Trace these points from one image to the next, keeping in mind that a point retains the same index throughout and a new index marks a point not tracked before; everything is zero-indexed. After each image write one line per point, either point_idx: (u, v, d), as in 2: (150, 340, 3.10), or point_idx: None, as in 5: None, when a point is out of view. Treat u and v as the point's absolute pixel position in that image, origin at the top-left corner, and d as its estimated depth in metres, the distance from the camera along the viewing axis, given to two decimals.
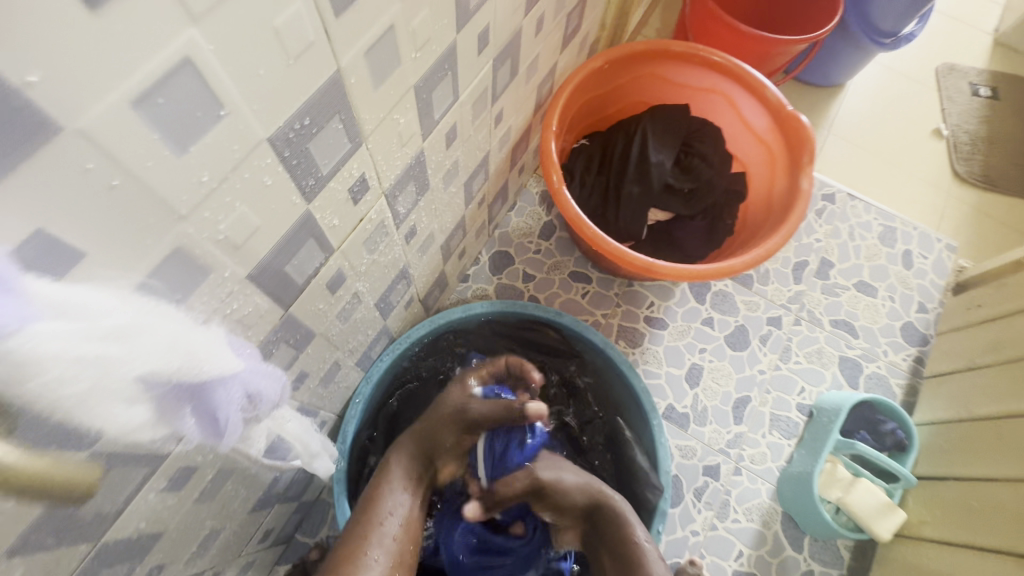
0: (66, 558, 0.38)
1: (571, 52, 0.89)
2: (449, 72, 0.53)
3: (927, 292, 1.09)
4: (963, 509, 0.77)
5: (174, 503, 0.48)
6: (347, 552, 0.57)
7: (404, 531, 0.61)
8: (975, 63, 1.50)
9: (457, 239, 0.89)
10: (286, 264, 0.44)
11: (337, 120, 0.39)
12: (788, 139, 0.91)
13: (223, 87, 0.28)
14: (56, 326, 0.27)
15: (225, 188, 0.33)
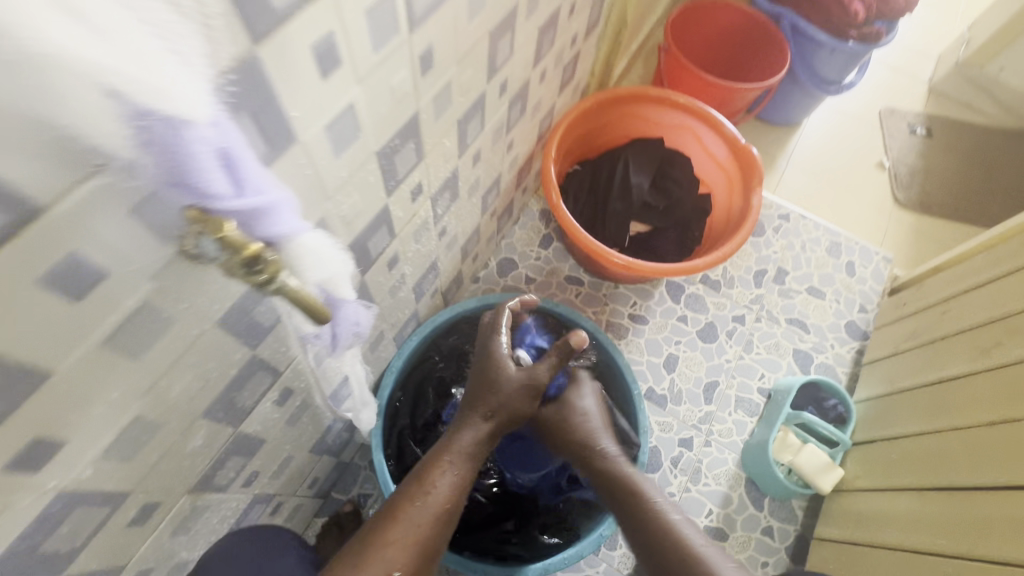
0: (222, 434, 0.55)
1: (567, 95, 1.11)
2: (479, 111, 0.73)
3: (867, 296, 1.29)
4: (885, 461, 0.97)
5: (276, 417, 0.64)
6: (395, 512, 0.60)
7: (445, 508, 0.62)
8: (913, 106, 1.75)
9: (473, 243, 1.08)
10: (368, 241, 0.63)
11: (411, 142, 0.59)
12: (742, 165, 1.12)
13: (363, 120, 0.48)
14: (312, 236, 0.38)
15: (351, 181, 0.52)
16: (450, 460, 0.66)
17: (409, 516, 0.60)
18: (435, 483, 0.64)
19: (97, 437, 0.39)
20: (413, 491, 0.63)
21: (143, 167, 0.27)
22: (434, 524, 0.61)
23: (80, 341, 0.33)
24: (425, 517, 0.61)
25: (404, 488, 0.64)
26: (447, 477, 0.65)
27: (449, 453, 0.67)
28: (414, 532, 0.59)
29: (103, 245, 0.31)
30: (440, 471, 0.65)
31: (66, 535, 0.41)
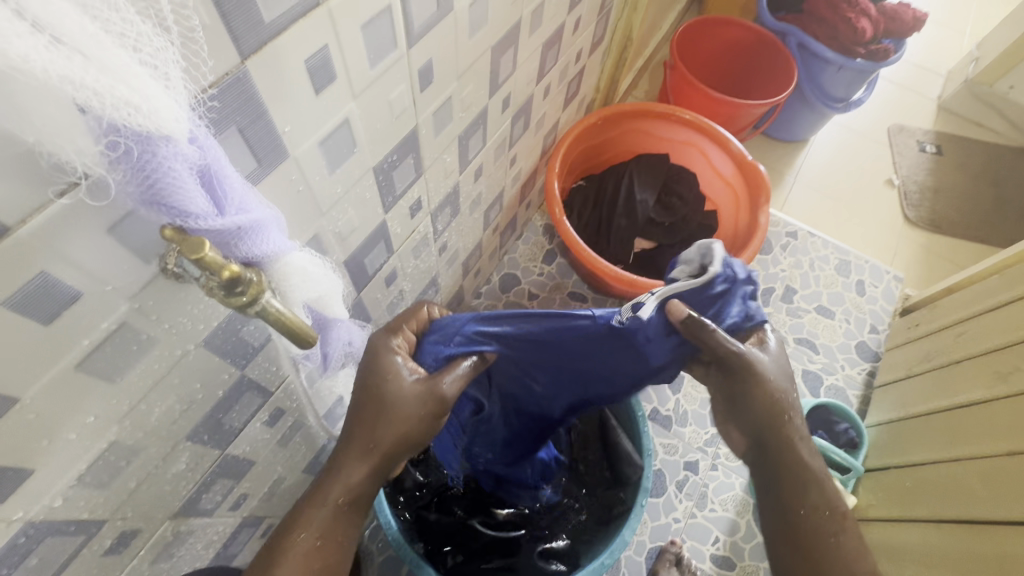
0: (207, 456, 0.53)
1: (571, 110, 1.11)
2: (481, 126, 0.72)
3: (878, 316, 1.26)
4: (902, 489, 0.94)
5: (265, 438, 0.62)
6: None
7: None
8: (923, 124, 1.73)
9: (475, 258, 1.06)
10: (364, 258, 0.61)
11: (410, 158, 0.58)
12: (749, 183, 1.10)
13: (359, 136, 0.47)
14: (299, 255, 0.37)
15: (346, 197, 0.51)
16: (310, 526, 0.50)
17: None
18: (294, 555, 0.48)
19: (70, 465, 0.37)
20: (263, 568, 0.48)
21: (116, 185, 0.26)
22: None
23: (51, 365, 0.31)
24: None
25: (259, 561, 0.49)
26: (307, 543, 0.49)
27: (313, 511, 0.50)
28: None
29: (77, 265, 0.29)
30: (297, 538, 0.49)
31: (34, 566, 0.39)
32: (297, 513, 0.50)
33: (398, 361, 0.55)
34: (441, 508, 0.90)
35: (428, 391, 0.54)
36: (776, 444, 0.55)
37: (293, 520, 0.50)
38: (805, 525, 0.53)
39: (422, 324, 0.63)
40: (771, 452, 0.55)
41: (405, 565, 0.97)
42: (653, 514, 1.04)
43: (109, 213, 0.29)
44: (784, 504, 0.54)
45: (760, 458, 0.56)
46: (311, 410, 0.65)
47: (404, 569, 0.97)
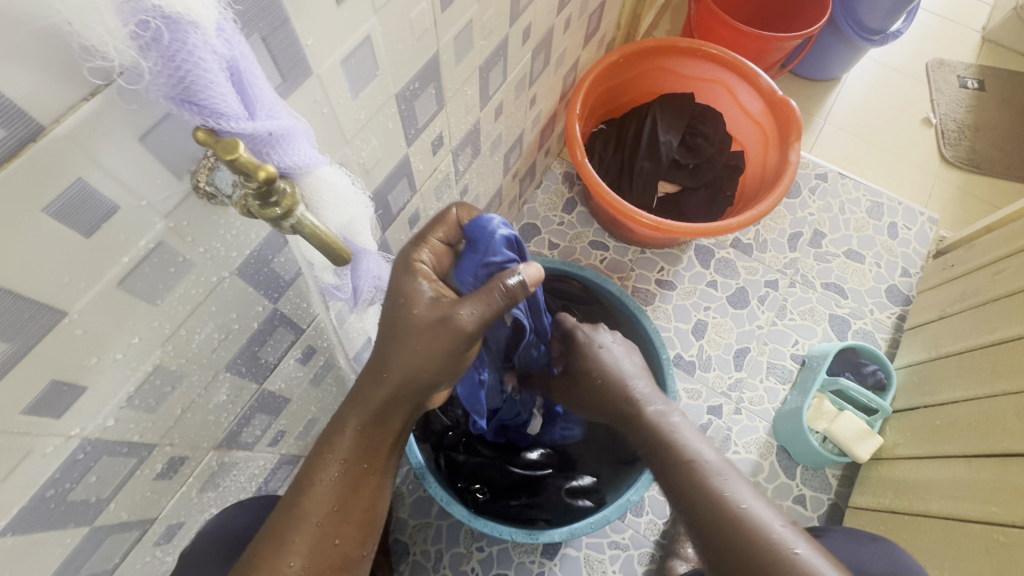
0: (246, 390, 0.53)
1: (591, 48, 1.06)
2: (502, 58, 0.69)
3: (910, 259, 1.22)
4: (932, 427, 0.93)
5: (300, 376, 0.63)
6: (274, 530, 0.50)
7: (335, 515, 0.51)
8: (965, 58, 1.62)
9: (494, 206, 1.04)
10: (388, 194, 0.61)
11: (432, 88, 0.56)
12: (779, 120, 1.05)
13: (382, 57, 0.45)
14: (330, 171, 0.36)
15: (369, 126, 0.49)
16: (335, 454, 0.51)
17: (287, 532, 0.49)
18: (322, 484, 0.51)
19: (118, 386, 0.38)
20: (292, 502, 0.51)
21: (145, 77, 0.25)
22: (319, 545, 0.50)
23: (94, 281, 0.32)
24: (314, 532, 0.50)
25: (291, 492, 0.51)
26: (336, 474, 0.51)
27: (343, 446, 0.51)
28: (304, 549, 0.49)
29: (112, 176, 0.29)
30: (324, 469, 0.51)
31: (93, 485, 0.41)
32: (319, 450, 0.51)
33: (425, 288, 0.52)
34: (469, 450, 0.92)
35: (447, 321, 0.49)
36: (649, 430, 0.67)
37: (320, 457, 0.51)
38: (693, 491, 0.60)
39: (452, 229, 0.59)
40: (650, 444, 0.67)
41: (436, 505, 1.01)
42: None
43: (141, 119, 0.28)
44: (674, 484, 0.62)
45: (649, 453, 0.67)
46: (342, 349, 0.65)
47: (435, 508, 1.01)
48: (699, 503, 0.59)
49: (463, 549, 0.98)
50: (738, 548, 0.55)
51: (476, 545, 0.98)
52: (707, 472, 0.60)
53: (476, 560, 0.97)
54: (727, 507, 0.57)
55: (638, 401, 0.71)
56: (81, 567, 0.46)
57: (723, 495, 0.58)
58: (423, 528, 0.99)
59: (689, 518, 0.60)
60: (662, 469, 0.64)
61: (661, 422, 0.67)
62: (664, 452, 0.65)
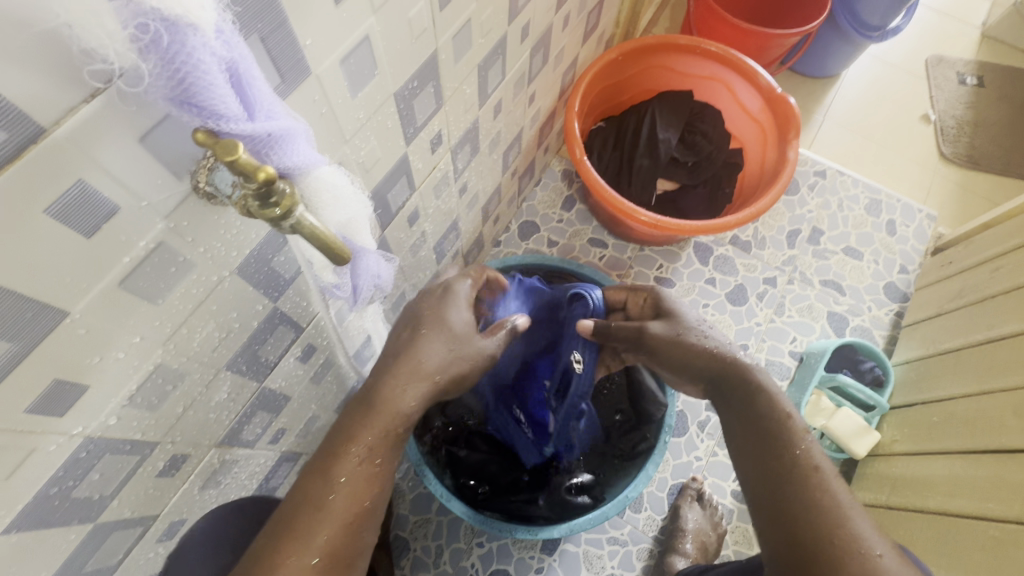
0: (246, 388, 0.54)
1: (590, 45, 1.05)
2: (501, 56, 0.69)
3: (908, 256, 1.22)
4: (929, 424, 0.94)
5: (300, 374, 0.63)
6: (291, 525, 0.48)
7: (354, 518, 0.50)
8: (964, 55, 1.62)
9: (494, 203, 1.04)
10: (387, 193, 0.61)
11: (430, 87, 0.56)
12: (778, 118, 1.06)
13: (380, 57, 0.46)
14: (329, 171, 0.36)
15: (367, 126, 0.50)
16: (356, 448, 0.52)
17: (310, 527, 0.48)
18: (344, 478, 0.50)
19: (121, 385, 0.38)
20: (315, 495, 0.49)
21: (144, 79, 0.25)
22: (337, 542, 0.49)
23: (96, 281, 0.32)
24: (335, 530, 0.49)
25: (307, 486, 0.50)
26: (360, 469, 0.51)
27: (365, 434, 0.52)
28: (324, 546, 0.48)
29: (112, 176, 0.29)
30: (346, 462, 0.51)
31: (96, 482, 0.42)
32: (342, 444, 0.51)
33: (463, 314, 0.63)
34: (469, 445, 0.93)
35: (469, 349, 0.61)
36: (760, 403, 0.61)
37: (338, 450, 0.51)
38: (798, 475, 0.54)
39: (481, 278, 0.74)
40: (758, 414, 0.60)
41: (436, 501, 1.01)
42: (674, 453, 1.06)
43: (141, 120, 0.29)
44: (774, 461, 0.56)
45: (751, 424, 0.60)
46: (342, 347, 0.65)
47: (435, 504, 1.01)
48: (800, 490, 0.52)
49: (463, 544, 0.98)
50: (833, 551, 0.48)
51: (476, 541, 0.99)
52: (820, 464, 0.54)
53: (476, 556, 0.98)
54: (829, 496, 0.51)
55: (751, 371, 0.64)
56: (85, 563, 0.46)
57: (833, 492, 0.52)
58: (423, 524, 1.00)
59: (778, 501, 0.53)
60: (764, 442, 0.58)
61: (779, 400, 0.61)
62: (776, 428, 0.58)
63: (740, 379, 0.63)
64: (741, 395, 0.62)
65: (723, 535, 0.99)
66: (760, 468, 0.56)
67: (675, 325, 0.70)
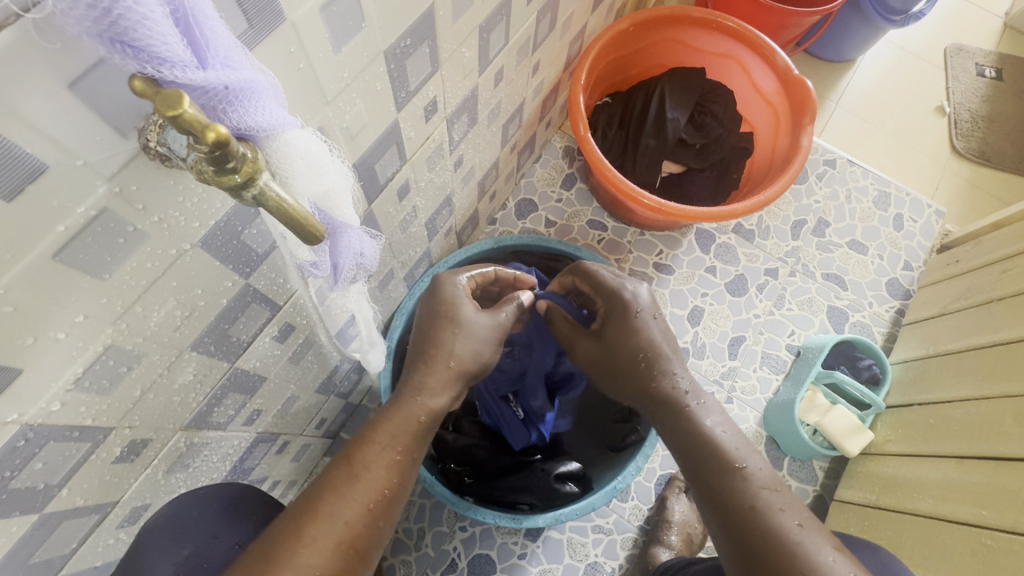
0: (216, 369, 0.50)
1: (601, 14, 0.98)
2: (505, 17, 0.63)
3: (914, 252, 1.19)
4: (925, 426, 0.92)
5: (277, 355, 0.59)
6: (316, 508, 0.46)
7: (382, 499, 0.49)
8: (985, 45, 1.56)
9: (491, 179, 0.99)
10: (375, 163, 0.56)
11: (426, 46, 0.51)
12: (793, 102, 1.00)
13: (367, 6, 0.40)
14: (301, 134, 0.32)
15: (353, 87, 0.44)
16: (383, 439, 0.52)
17: (335, 508, 0.46)
18: (375, 467, 0.50)
19: (63, 366, 0.34)
20: (341, 480, 0.48)
21: (60, 10, 0.20)
22: (357, 528, 0.47)
23: (25, 248, 0.27)
24: (359, 512, 0.47)
25: (332, 471, 0.49)
26: (386, 458, 0.51)
27: (391, 426, 0.53)
28: (347, 529, 0.46)
29: (36, 130, 0.25)
30: (376, 451, 0.51)
31: (40, 471, 0.38)
32: (372, 431, 0.52)
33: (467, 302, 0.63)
34: (458, 429, 0.91)
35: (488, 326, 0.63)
36: (693, 443, 0.59)
37: (367, 441, 0.52)
38: (741, 521, 0.52)
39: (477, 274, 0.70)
40: (693, 460, 0.58)
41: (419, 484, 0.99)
42: (665, 443, 1.04)
43: (68, 63, 0.24)
44: (719, 511, 0.54)
45: (690, 472, 0.58)
46: (323, 327, 0.61)
47: (418, 487, 0.99)
48: (747, 538, 0.51)
49: (445, 528, 0.97)
50: None
51: (459, 525, 0.97)
52: (758, 499, 0.53)
53: (458, 540, 0.96)
54: (779, 538, 0.49)
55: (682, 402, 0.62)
56: (32, 554, 0.43)
57: (779, 527, 0.50)
58: (405, 506, 0.98)
59: (735, 552, 0.51)
60: (703, 490, 0.56)
61: (710, 434, 0.58)
62: (711, 471, 0.56)
63: (675, 415, 0.62)
64: (677, 437, 0.61)
65: (708, 528, 0.98)
66: (709, 519, 0.55)
67: (617, 348, 0.67)
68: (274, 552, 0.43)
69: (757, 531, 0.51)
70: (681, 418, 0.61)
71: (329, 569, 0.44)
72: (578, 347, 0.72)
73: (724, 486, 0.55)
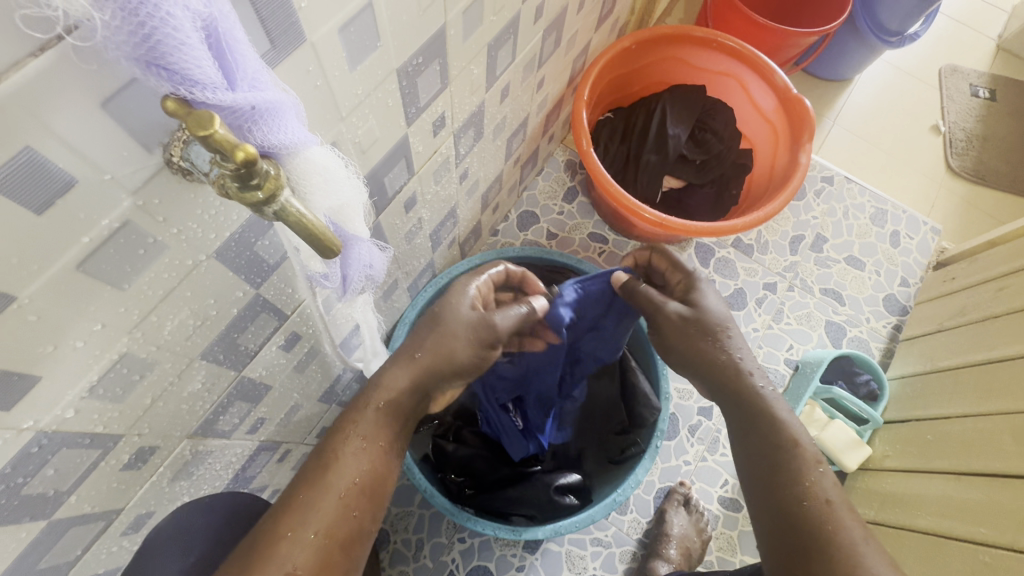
0: (224, 377, 0.50)
1: (604, 32, 1.00)
2: (512, 36, 0.65)
3: (910, 269, 1.20)
4: (923, 441, 0.93)
5: (283, 363, 0.60)
6: (291, 501, 0.47)
7: (356, 488, 0.49)
8: (978, 67, 1.59)
9: (494, 191, 1.00)
10: (384, 176, 0.57)
11: (437, 65, 0.52)
12: (792, 120, 1.02)
13: (382, 28, 0.41)
14: (321, 152, 0.33)
15: (366, 104, 0.46)
16: (355, 430, 0.52)
17: (308, 501, 0.46)
18: (345, 457, 0.50)
19: (79, 375, 0.35)
20: (313, 473, 0.49)
21: (103, 36, 0.22)
22: (335, 517, 0.47)
23: (51, 259, 0.28)
24: (332, 502, 0.47)
25: (306, 467, 0.50)
26: (355, 445, 0.51)
27: (359, 417, 0.53)
28: (324, 520, 0.46)
29: (68, 146, 0.25)
30: (347, 440, 0.51)
31: (51, 477, 0.38)
32: (341, 424, 0.53)
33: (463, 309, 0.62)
34: (457, 439, 0.91)
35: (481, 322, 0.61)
36: (771, 432, 0.58)
37: (339, 434, 0.52)
38: (808, 513, 0.52)
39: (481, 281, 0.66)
40: (767, 446, 0.57)
41: (418, 494, 0.99)
42: (664, 456, 1.04)
43: (103, 83, 0.25)
44: (777, 501, 0.54)
45: (752, 458, 0.58)
46: (329, 337, 0.61)
47: (417, 497, 0.99)
48: (812, 529, 0.51)
49: (444, 539, 0.97)
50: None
51: (458, 536, 0.97)
52: (829, 497, 0.53)
53: (457, 551, 0.96)
54: (845, 537, 0.50)
55: (763, 392, 0.61)
56: (39, 561, 0.43)
57: (843, 527, 0.50)
58: (404, 517, 0.98)
59: (797, 541, 0.51)
60: (770, 476, 0.56)
61: (788, 428, 0.58)
62: (783, 462, 0.56)
63: (756, 401, 0.60)
64: (751, 421, 0.60)
65: (707, 541, 0.98)
66: (769, 503, 0.55)
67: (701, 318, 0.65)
68: (254, 550, 0.44)
69: (827, 527, 0.51)
70: (760, 404, 0.60)
71: (309, 562, 0.44)
72: (665, 314, 0.66)
73: (795, 477, 0.54)
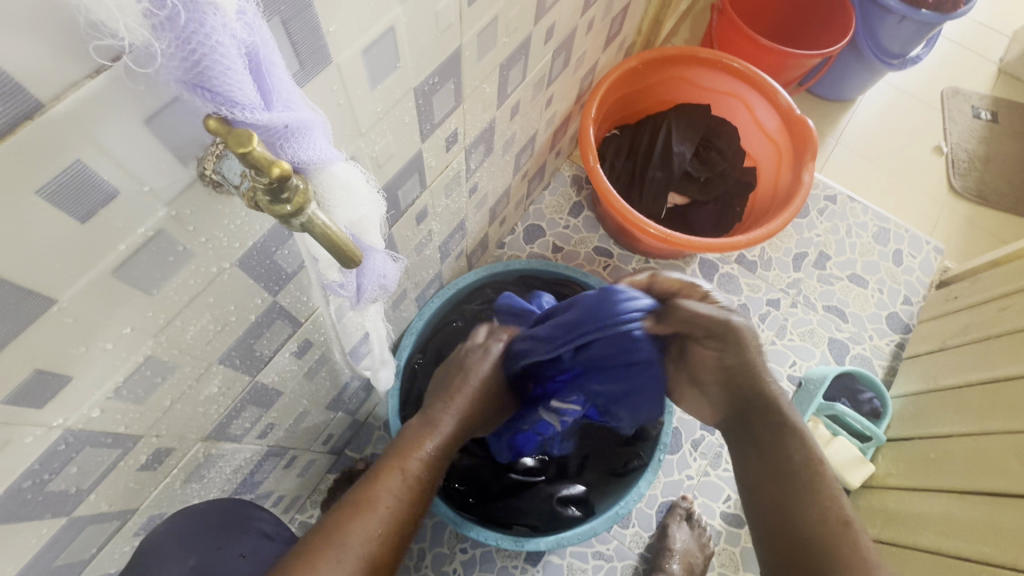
0: (239, 382, 0.52)
1: (611, 52, 1.03)
2: (524, 57, 0.67)
3: (913, 287, 1.21)
4: (927, 461, 0.93)
5: (294, 369, 0.61)
6: (368, 495, 0.52)
7: (418, 497, 0.55)
8: (980, 89, 1.61)
9: (502, 205, 1.02)
10: (398, 189, 0.59)
11: (451, 84, 0.55)
12: (796, 140, 1.04)
13: (402, 49, 0.43)
14: (344, 167, 0.34)
15: (384, 121, 0.48)
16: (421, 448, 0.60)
17: (391, 494, 0.53)
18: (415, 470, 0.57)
19: (106, 377, 0.36)
20: (390, 475, 0.55)
21: (156, 59, 0.23)
22: (395, 522, 0.51)
23: (90, 264, 0.30)
24: (404, 501, 0.53)
25: (380, 467, 0.56)
26: (421, 465, 0.58)
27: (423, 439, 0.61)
28: (399, 511, 0.52)
29: (113, 159, 0.27)
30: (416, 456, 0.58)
31: (74, 475, 0.40)
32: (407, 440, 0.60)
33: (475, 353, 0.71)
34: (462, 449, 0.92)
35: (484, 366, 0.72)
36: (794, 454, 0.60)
37: (407, 451, 0.58)
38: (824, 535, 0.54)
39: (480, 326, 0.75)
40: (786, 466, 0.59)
41: None
42: (666, 470, 1.05)
43: (147, 101, 0.27)
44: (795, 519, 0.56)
45: (775, 478, 0.60)
46: (339, 344, 0.63)
47: None
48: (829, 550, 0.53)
49: (446, 549, 0.97)
50: None
51: (459, 546, 0.97)
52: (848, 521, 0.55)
53: (458, 561, 0.96)
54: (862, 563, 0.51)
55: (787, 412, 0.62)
56: (55, 558, 0.44)
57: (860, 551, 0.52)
58: None
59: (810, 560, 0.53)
60: (789, 497, 0.58)
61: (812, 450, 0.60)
62: (804, 484, 0.58)
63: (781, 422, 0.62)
64: (776, 442, 0.61)
65: (709, 556, 0.98)
66: (784, 523, 0.57)
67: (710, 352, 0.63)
68: (341, 523, 0.49)
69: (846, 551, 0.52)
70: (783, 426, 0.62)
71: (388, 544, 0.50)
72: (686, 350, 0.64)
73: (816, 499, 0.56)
